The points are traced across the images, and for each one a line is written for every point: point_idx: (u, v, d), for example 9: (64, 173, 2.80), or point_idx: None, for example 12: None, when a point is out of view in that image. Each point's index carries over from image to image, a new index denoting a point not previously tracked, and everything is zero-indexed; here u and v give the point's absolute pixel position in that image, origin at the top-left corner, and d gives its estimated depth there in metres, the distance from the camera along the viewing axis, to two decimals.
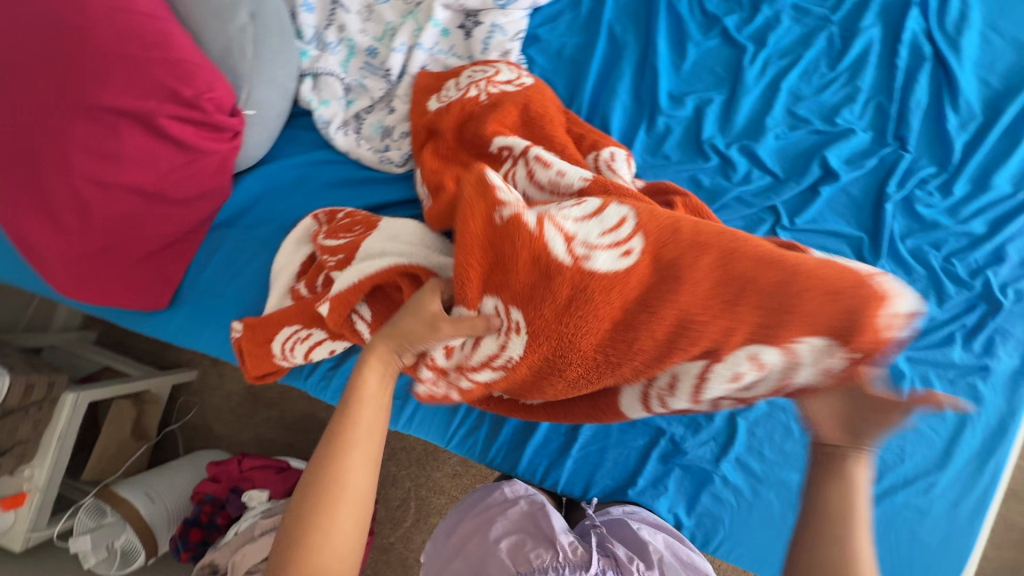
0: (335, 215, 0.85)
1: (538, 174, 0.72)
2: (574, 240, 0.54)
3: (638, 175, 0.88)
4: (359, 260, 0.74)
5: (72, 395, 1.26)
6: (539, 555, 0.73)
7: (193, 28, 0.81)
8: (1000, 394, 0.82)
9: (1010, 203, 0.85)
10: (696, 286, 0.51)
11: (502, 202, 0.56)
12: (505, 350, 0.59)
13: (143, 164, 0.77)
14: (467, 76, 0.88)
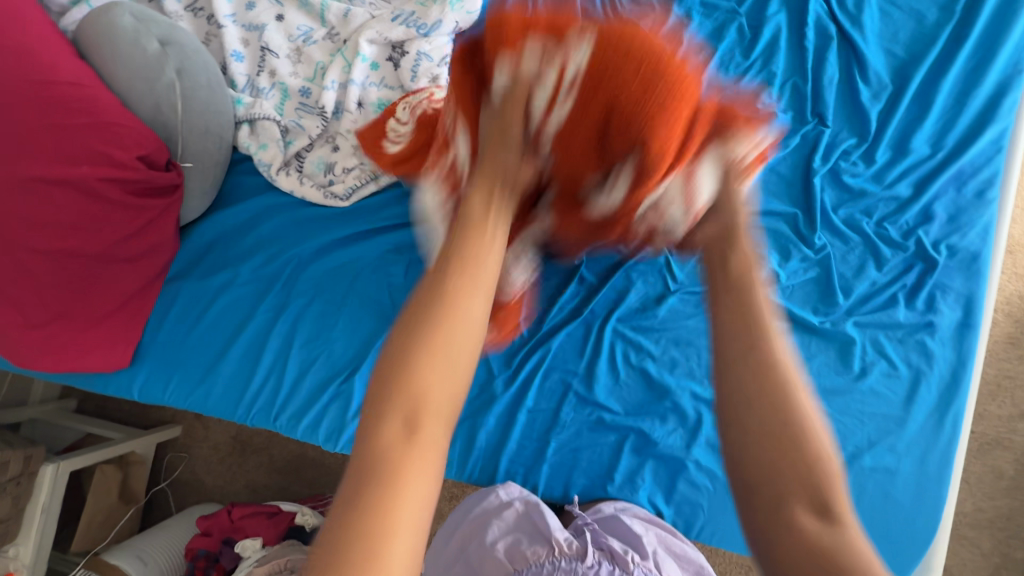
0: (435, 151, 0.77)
1: None
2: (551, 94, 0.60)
3: None
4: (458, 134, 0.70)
5: (52, 465, 1.25)
6: (534, 552, 0.75)
7: (121, 91, 0.83)
8: (949, 346, 0.84)
9: (930, 163, 0.89)
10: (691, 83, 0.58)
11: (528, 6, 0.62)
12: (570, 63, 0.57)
13: (85, 229, 0.79)
14: (405, 106, 0.86)
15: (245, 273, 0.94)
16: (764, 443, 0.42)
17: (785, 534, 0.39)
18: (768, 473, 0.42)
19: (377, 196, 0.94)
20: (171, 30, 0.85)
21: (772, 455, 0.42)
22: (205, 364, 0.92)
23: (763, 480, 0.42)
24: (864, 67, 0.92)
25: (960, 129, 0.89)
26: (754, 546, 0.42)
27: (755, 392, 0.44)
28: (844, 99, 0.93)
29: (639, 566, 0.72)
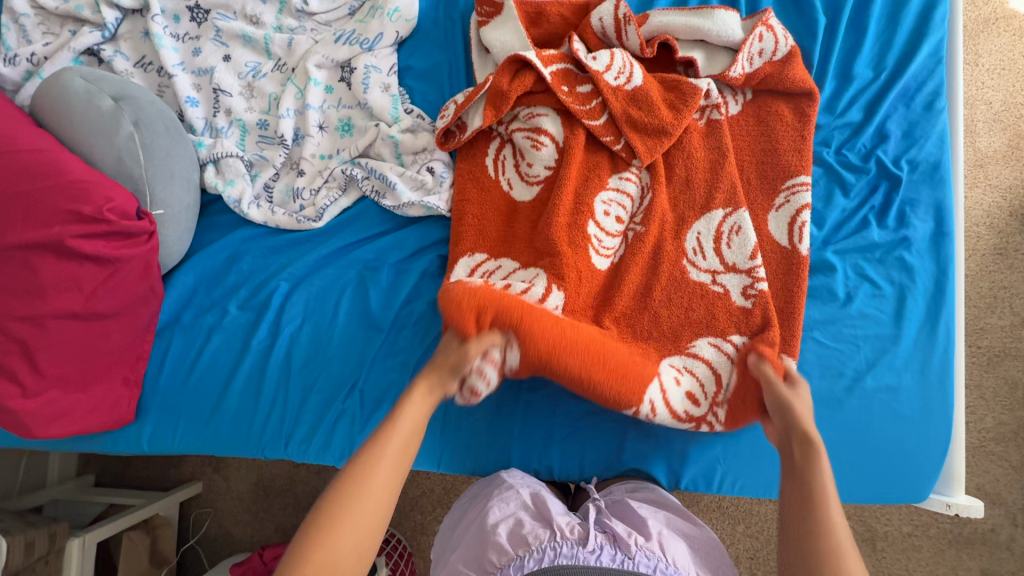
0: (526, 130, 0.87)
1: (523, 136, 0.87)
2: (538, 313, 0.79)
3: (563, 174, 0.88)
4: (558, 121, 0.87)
5: (78, 539, 1.25)
6: (536, 536, 0.73)
7: (84, 151, 0.85)
8: (927, 257, 0.86)
9: (876, 85, 0.90)
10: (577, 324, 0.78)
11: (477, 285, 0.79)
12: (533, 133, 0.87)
13: (67, 289, 0.79)
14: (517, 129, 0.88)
15: (233, 308, 0.95)
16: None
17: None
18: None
19: (349, 212, 0.96)
20: (123, 85, 0.87)
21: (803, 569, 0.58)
22: (209, 405, 0.93)
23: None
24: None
25: (898, 47, 0.90)
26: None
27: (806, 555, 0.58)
28: (791, 24, 0.93)
29: (641, 549, 0.71)
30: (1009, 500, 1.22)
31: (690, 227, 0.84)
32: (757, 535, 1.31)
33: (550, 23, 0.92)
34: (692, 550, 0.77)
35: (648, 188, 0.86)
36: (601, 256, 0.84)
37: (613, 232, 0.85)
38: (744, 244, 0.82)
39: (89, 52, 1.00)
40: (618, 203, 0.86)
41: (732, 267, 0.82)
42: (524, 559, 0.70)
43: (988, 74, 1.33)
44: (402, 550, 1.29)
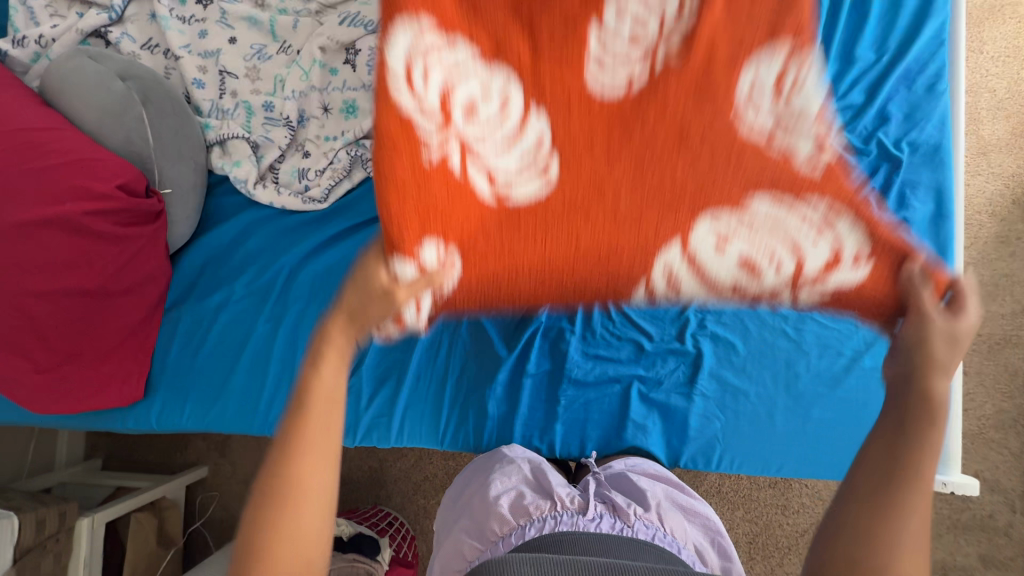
0: None
1: None
2: (495, 175, 0.54)
3: None
4: None
5: (88, 519, 1.28)
6: (537, 506, 0.74)
7: (92, 130, 0.85)
8: (926, 238, 0.87)
9: (878, 67, 0.90)
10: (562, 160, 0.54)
11: None
12: None
13: (78, 266, 0.81)
14: None
15: (240, 288, 0.97)
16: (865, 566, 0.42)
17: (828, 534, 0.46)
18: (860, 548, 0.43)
19: (355, 192, 0.96)
20: (129, 65, 0.87)
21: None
22: (219, 380, 0.96)
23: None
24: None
25: (901, 28, 0.90)
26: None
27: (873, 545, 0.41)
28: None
29: (640, 518, 0.73)
30: (1008, 487, 1.24)
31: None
32: (757, 520, 1.32)
33: None
34: (691, 523, 0.79)
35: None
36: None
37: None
38: (806, 115, 0.52)
39: (96, 35, 1.01)
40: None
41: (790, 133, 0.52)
42: (525, 527, 0.71)
43: (992, 62, 1.33)
44: (404, 532, 1.31)
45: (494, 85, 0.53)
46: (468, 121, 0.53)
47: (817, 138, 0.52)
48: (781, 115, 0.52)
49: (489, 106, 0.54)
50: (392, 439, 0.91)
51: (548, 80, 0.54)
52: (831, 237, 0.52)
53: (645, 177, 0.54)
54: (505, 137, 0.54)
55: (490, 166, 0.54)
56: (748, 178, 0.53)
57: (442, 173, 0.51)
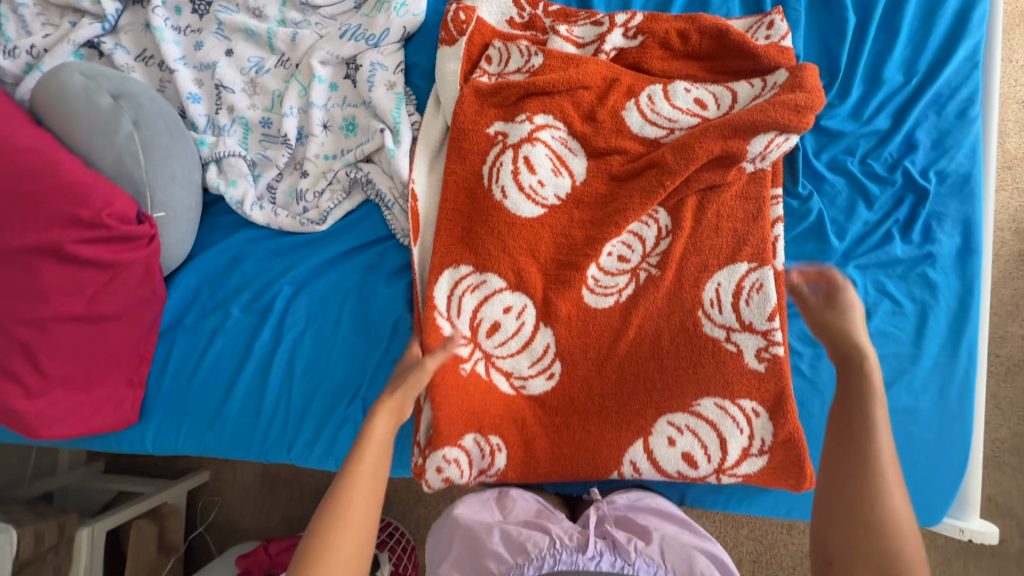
0: (518, 159, 0.85)
1: (523, 174, 0.85)
2: (513, 375, 0.84)
3: (581, 206, 0.86)
4: (566, 157, 0.86)
5: (87, 529, 1.28)
6: (535, 544, 0.73)
7: (84, 151, 0.82)
8: (952, 274, 0.83)
9: (906, 91, 0.85)
10: (542, 243, 0.85)
11: (531, 139, 0.85)
12: (541, 140, 0.85)
13: (68, 292, 0.78)
14: (511, 162, 0.85)
15: (235, 311, 0.94)
16: (851, 538, 0.58)
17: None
18: (848, 536, 0.58)
19: (352, 215, 0.94)
20: (122, 82, 0.84)
21: (855, 532, 0.58)
22: (214, 406, 0.93)
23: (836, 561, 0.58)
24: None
25: (932, 50, 0.85)
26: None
27: (852, 469, 0.60)
28: (820, 23, 0.88)
29: (641, 553, 0.72)
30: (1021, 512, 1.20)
31: (710, 277, 0.83)
32: (760, 539, 1.30)
33: (554, 57, 0.87)
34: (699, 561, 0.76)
35: (669, 232, 0.85)
36: (596, 295, 0.84)
37: (614, 271, 0.85)
38: (764, 304, 0.81)
39: (89, 45, 0.98)
40: (625, 244, 0.86)
41: (750, 326, 0.82)
42: (523, 567, 0.71)
43: (1021, 71, 1.27)
44: (404, 544, 1.29)
45: (512, 294, 0.84)
46: (490, 341, 0.84)
47: (758, 351, 0.81)
48: (739, 317, 0.82)
49: (511, 320, 0.84)
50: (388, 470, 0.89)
51: (556, 298, 0.84)
52: (755, 430, 0.81)
53: (620, 399, 0.83)
54: (520, 343, 0.84)
55: (512, 369, 0.84)
56: (702, 383, 0.81)
57: (472, 378, 0.83)
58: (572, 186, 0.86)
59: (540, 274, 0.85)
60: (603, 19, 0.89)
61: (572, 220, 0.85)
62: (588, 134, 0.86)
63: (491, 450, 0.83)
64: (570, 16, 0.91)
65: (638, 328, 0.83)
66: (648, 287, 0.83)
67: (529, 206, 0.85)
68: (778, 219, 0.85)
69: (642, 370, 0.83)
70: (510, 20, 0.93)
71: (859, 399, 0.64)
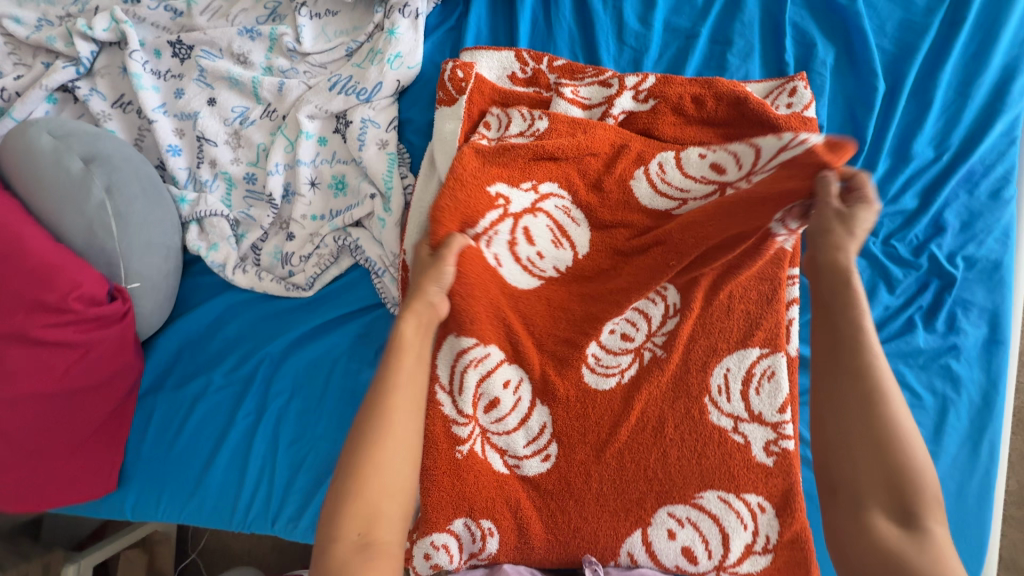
0: (520, 230, 0.78)
1: (521, 246, 0.78)
2: (507, 454, 0.76)
3: (582, 281, 0.80)
4: (569, 227, 0.80)
5: (74, 565, 1.22)
6: None
7: (52, 219, 0.77)
8: (976, 367, 0.77)
9: (936, 167, 0.79)
10: (541, 317, 0.79)
11: (535, 210, 0.79)
12: (545, 212, 0.79)
13: (34, 374, 0.74)
14: (509, 232, 0.78)
15: (218, 378, 0.89)
16: (852, 451, 0.54)
17: (866, 536, 0.52)
18: (861, 464, 0.53)
19: (341, 280, 0.89)
20: (93, 143, 0.79)
21: (860, 452, 0.53)
22: (193, 477, 0.88)
23: (845, 483, 0.54)
24: (860, 55, 0.81)
25: (966, 123, 0.79)
26: (832, 547, 0.55)
27: (851, 388, 0.55)
28: (845, 89, 0.82)
29: None
30: None
31: (719, 361, 0.77)
32: None
33: (558, 122, 0.81)
34: None
35: (677, 311, 0.78)
36: (596, 375, 0.77)
37: (616, 349, 0.78)
38: (775, 394, 0.75)
39: (63, 88, 0.91)
40: (629, 321, 0.79)
41: (759, 417, 0.75)
42: None
43: None
44: None
45: (510, 366, 0.78)
46: (487, 416, 0.77)
47: (768, 444, 0.74)
48: (749, 406, 0.75)
49: (509, 396, 0.77)
50: None
51: (557, 380, 0.77)
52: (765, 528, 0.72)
53: (619, 486, 0.73)
54: (518, 420, 0.77)
55: (512, 450, 0.76)
56: (703, 476, 0.73)
57: (470, 461, 0.75)
58: (574, 258, 0.80)
59: (536, 351, 0.78)
60: (611, 80, 0.83)
61: (572, 294, 0.79)
62: (594, 205, 0.79)
63: (483, 534, 0.74)
64: (576, 73, 0.85)
65: (641, 412, 0.75)
66: (654, 372, 0.76)
67: (528, 279, 0.79)
68: (794, 300, 0.80)
69: (642, 461, 0.74)
70: (512, 75, 0.87)
71: (843, 306, 0.58)
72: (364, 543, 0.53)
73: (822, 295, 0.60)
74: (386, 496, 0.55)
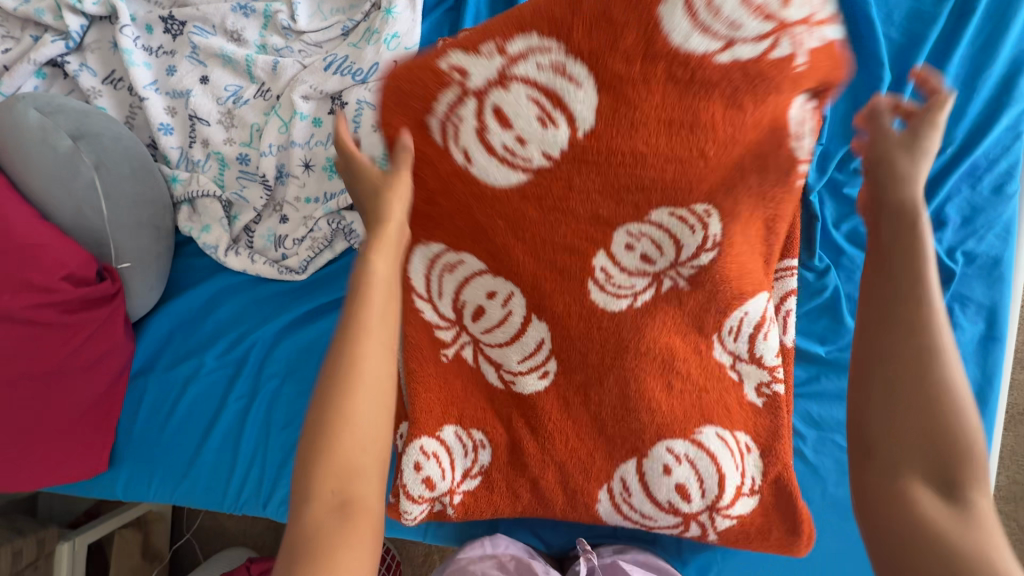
0: (487, 105, 0.61)
1: (489, 127, 0.61)
2: (502, 368, 0.73)
3: (585, 177, 0.62)
4: (552, 92, 0.59)
5: (68, 543, 1.20)
6: None
7: (38, 198, 0.75)
8: (972, 363, 0.77)
9: (940, 160, 0.78)
10: (530, 216, 0.65)
11: (506, 78, 0.60)
12: (521, 77, 0.59)
13: (23, 356, 0.73)
14: (470, 109, 0.61)
15: (210, 360, 0.89)
16: (895, 419, 0.42)
17: (897, 505, 0.41)
18: (912, 427, 0.42)
19: (335, 264, 0.87)
20: (82, 120, 0.77)
21: (905, 399, 0.42)
22: (185, 457, 0.88)
23: (881, 443, 0.43)
24: (868, 45, 0.79)
25: (972, 116, 0.78)
26: (862, 519, 0.43)
27: (899, 343, 0.43)
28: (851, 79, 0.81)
29: None
30: None
31: (740, 303, 0.68)
32: None
33: None
34: None
35: (719, 243, 0.64)
36: (606, 295, 0.67)
37: (632, 270, 0.67)
38: (778, 340, 0.72)
39: (52, 63, 0.89)
40: (653, 241, 0.65)
41: (759, 360, 0.72)
42: None
43: None
44: None
45: (493, 277, 0.70)
46: (477, 326, 0.72)
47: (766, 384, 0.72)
48: (756, 347, 0.71)
49: (495, 307, 0.71)
50: None
51: (553, 290, 0.68)
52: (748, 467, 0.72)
53: (621, 411, 0.70)
54: (509, 333, 0.71)
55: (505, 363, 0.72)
56: (707, 417, 0.70)
57: (458, 365, 0.74)
58: (571, 139, 0.61)
59: (531, 259, 0.67)
60: None
61: (586, 205, 0.64)
62: (602, 51, 0.57)
63: (474, 446, 0.75)
64: None
65: (653, 336, 0.68)
66: (669, 300, 0.68)
67: (506, 172, 0.63)
68: None
69: (647, 394, 0.69)
70: None
71: (899, 253, 0.46)
72: (343, 506, 0.44)
73: (880, 240, 0.48)
74: (367, 459, 0.46)
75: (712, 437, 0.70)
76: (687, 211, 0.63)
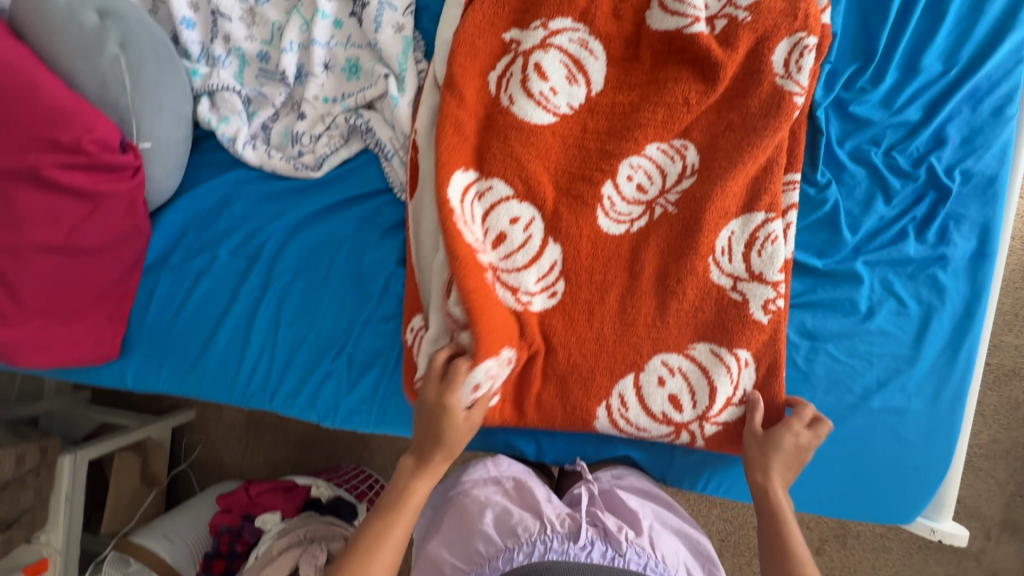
0: (532, 62, 0.81)
1: (532, 81, 0.80)
2: (519, 291, 0.80)
3: (596, 118, 0.81)
4: (580, 58, 0.81)
5: (70, 456, 1.17)
6: (525, 528, 0.73)
7: (64, 70, 0.77)
8: (961, 278, 0.80)
9: (943, 82, 0.81)
10: (548, 150, 0.81)
11: (550, 44, 0.81)
12: (557, 44, 0.81)
13: (46, 222, 0.75)
14: (519, 67, 0.81)
15: (223, 254, 0.91)
16: None
17: None
18: None
19: (349, 163, 0.90)
20: None
21: None
22: (196, 348, 0.91)
23: None
24: None
25: (976, 40, 0.80)
26: None
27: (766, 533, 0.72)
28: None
29: (632, 543, 0.72)
30: (987, 513, 1.21)
31: (726, 223, 0.79)
32: (731, 520, 1.26)
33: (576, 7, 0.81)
34: (680, 544, 0.79)
35: (694, 171, 0.80)
36: (609, 220, 0.80)
37: (630, 199, 0.80)
38: (775, 256, 0.78)
39: None
40: (646, 173, 0.80)
41: (759, 276, 0.79)
42: (513, 551, 0.71)
43: None
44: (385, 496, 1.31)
45: (518, 204, 0.80)
46: (496, 252, 0.80)
47: (767, 300, 0.78)
48: (756, 263, 0.79)
49: (517, 232, 0.80)
50: (372, 424, 0.89)
51: (567, 215, 0.80)
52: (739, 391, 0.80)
53: (620, 329, 0.79)
54: (527, 256, 0.80)
55: (519, 284, 0.80)
56: (698, 331, 0.79)
57: None
58: (587, 95, 0.82)
59: (551, 184, 0.81)
60: None
61: (596, 143, 0.81)
62: (614, 37, 0.82)
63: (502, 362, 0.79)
64: None
65: (648, 255, 0.80)
66: (665, 220, 0.80)
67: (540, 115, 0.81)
68: (790, 207, 0.80)
69: (642, 305, 0.79)
70: None
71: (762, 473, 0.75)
72: None
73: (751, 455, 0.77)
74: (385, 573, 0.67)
75: (705, 352, 0.79)
76: (669, 145, 0.80)
